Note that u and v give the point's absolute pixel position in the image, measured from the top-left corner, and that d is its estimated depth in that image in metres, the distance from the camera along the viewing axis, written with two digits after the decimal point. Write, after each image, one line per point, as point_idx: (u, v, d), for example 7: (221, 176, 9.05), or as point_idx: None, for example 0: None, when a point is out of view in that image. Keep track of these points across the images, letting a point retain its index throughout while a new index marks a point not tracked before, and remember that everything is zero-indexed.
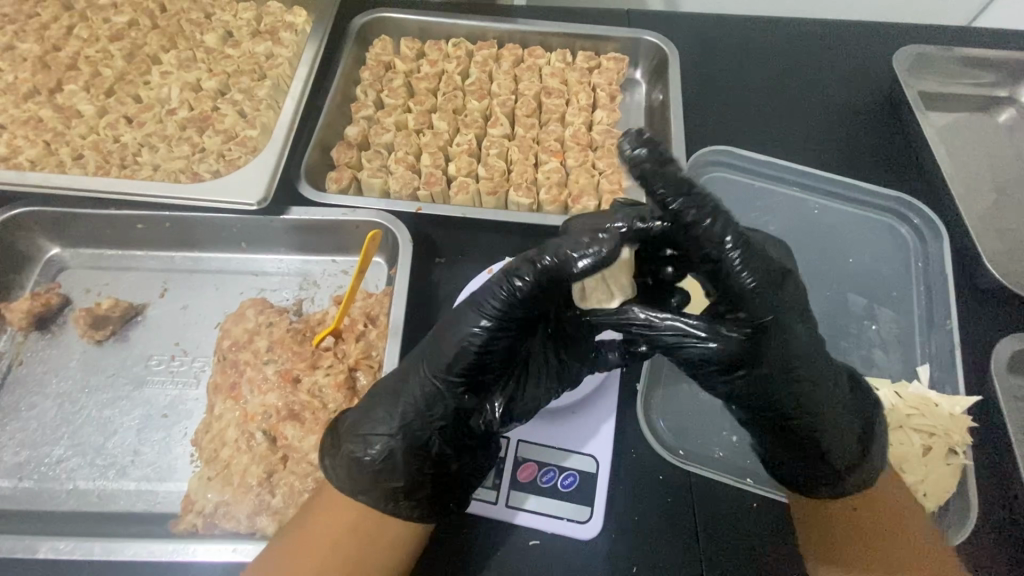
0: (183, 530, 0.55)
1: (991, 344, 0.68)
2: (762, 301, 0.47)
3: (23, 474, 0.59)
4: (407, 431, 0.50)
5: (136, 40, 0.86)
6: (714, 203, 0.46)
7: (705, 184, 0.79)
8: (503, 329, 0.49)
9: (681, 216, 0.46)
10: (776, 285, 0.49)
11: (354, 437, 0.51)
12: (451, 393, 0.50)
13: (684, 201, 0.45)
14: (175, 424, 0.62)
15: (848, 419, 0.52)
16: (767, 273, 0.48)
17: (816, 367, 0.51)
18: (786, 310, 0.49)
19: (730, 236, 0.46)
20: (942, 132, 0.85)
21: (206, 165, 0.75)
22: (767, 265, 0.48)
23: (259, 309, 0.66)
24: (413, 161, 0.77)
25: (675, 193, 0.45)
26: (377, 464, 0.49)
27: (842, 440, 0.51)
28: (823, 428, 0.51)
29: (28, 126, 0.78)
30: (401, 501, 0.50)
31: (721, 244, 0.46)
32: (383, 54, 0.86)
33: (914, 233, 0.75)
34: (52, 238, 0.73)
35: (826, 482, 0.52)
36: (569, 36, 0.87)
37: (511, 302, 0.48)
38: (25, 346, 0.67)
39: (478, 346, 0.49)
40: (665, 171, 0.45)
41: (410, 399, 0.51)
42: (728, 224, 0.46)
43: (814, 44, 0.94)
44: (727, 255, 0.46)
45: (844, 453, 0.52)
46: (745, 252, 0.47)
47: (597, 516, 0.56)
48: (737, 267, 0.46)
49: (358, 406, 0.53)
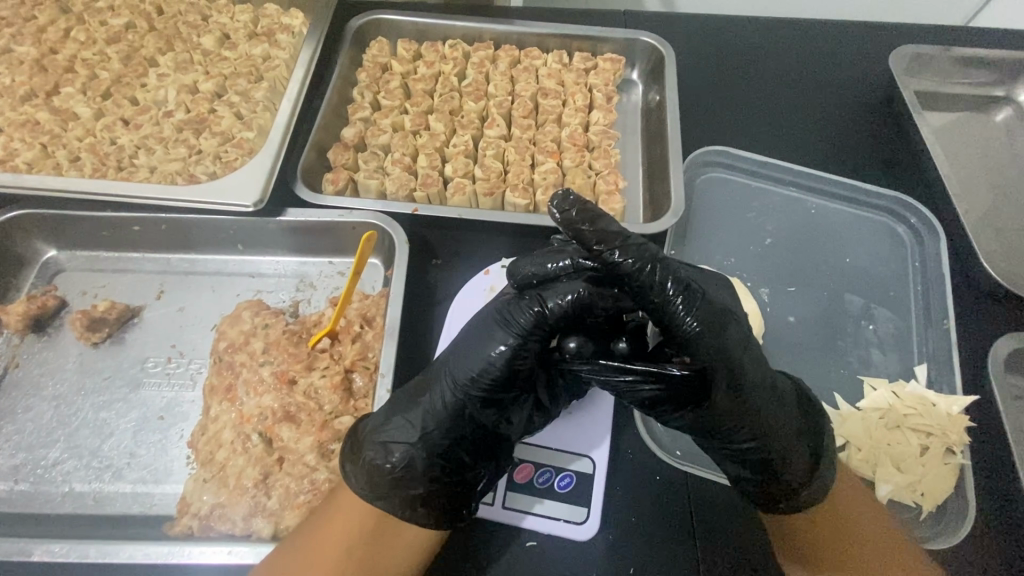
0: (179, 533, 0.55)
1: (989, 343, 0.67)
2: (706, 345, 0.46)
3: (19, 478, 0.59)
4: (428, 440, 0.50)
5: (133, 42, 0.86)
6: (651, 253, 0.45)
7: (701, 184, 0.79)
8: (526, 347, 0.49)
9: (618, 265, 0.45)
10: (723, 326, 0.47)
11: (372, 443, 0.51)
12: (473, 405, 0.51)
13: (626, 252, 0.45)
14: (171, 426, 0.62)
15: (801, 448, 0.51)
16: (712, 315, 0.46)
17: (771, 407, 0.49)
18: (734, 350, 0.47)
19: (670, 283, 0.45)
20: (939, 132, 0.85)
21: (203, 166, 0.75)
22: (712, 307, 0.47)
23: (255, 310, 0.66)
24: (409, 162, 0.77)
25: (610, 247, 0.45)
26: (397, 471, 0.49)
27: (794, 462, 0.51)
28: (783, 454, 0.50)
29: (25, 128, 0.78)
30: (418, 508, 0.50)
31: (662, 290, 0.45)
32: (379, 56, 0.87)
33: (911, 234, 0.75)
34: (49, 240, 0.73)
35: (779, 501, 0.52)
36: (565, 37, 0.87)
37: (538, 325, 0.48)
38: (22, 348, 0.67)
39: (502, 362, 0.49)
40: (597, 227, 0.45)
41: (428, 410, 0.51)
42: (665, 272, 0.46)
43: (811, 44, 0.94)
44: (669, 301, 0.45)
45: (794, 473, 0.51)
46: (687, 296, 0.45)
47: (594, 517, 0.55)
48: (680, 313, 0.45)
49: (378, 413, 0.53)
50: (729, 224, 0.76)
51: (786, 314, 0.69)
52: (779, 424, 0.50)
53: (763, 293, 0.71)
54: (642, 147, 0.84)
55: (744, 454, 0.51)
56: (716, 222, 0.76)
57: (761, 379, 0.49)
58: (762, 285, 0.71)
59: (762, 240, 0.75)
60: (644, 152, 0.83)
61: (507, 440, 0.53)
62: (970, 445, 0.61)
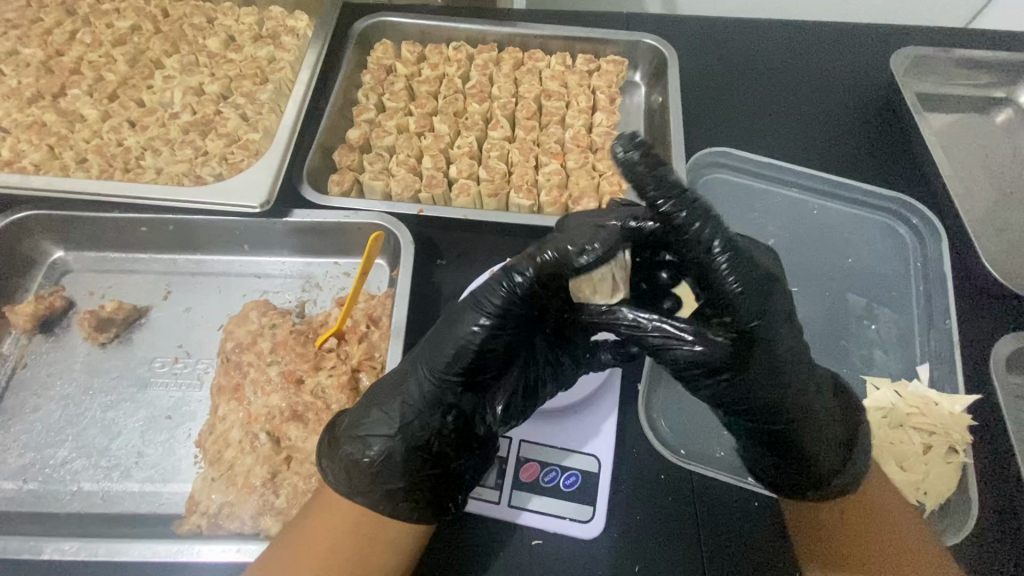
0: (187, 531, 0.55)
1: (990, 343, 0.68)
2: (749, 308, 0.44)
3: (27, 477, 0.60)
4: (406, 432, 0.50)
5: (139, 45, 0.87)
6: (703, 209, 0.44)
7: (704, 185, 0.79)
8: (502, 327, 0.48)
9: (670, 218, 0.44)
10: (766, 292, 0.45)
11: (351, 438, 0.51)
12: (450, 392, 0.50)
13: (672, 202, 0.44)
14: (179, 425, 0.62)
15: (831, 436, 0.52)
16: (755, 279, 0.45)
17: (804, 383, 0.49)
18: (776, 320, 0.46)
19: (720, 242, 0.44)
20: (940, 133, 0.86)
21: (209, 167, 0.76)
22: (756, 272, 0.45)
23: (262, 311, 0.67)
24: (414, 163, 0.77)
25: (667, 194, 0.44)
26: (376, 465, 0.50)
27: (826, 449, 0.51)
28: (818, 434, 0.51)
29: (32, 130, 0.78)
30: (400, 503, 0.50)
31: (709, 246, 0.44)
32: (384, 58, 0.87)
33: (913, 235, 0.75)
34: (56, 242, 0.73)
35: (808, 488, 0.53)
36: (569, 40, 0.88)
37: (510, 303, 0.47)
38: (29, 349, 0.67)
39: (478, 345, 0.48)
40: (655, 172, 0.44)
41: (405, 400, 0.51)
42: (716, 229, 0.44)
43: (813, 47, 0.94)
44: (715, 262, 0.44)
45: (823, 460, 0.51)
46: (734, 256, 0.44)
47: (599, 515, 0.56)
48: (725, 274, 0.44)
49: (355, 409, 0.54)
50: (732, 225, 0.76)
51: None
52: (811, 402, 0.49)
53: None
54: None
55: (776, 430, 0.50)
56: None
57: (801, 355, 0.48)
58: None
59: (764, 241, 0.75)
60: None
61: (488, 429, 0.52)
62: (972, 444, 0.61)
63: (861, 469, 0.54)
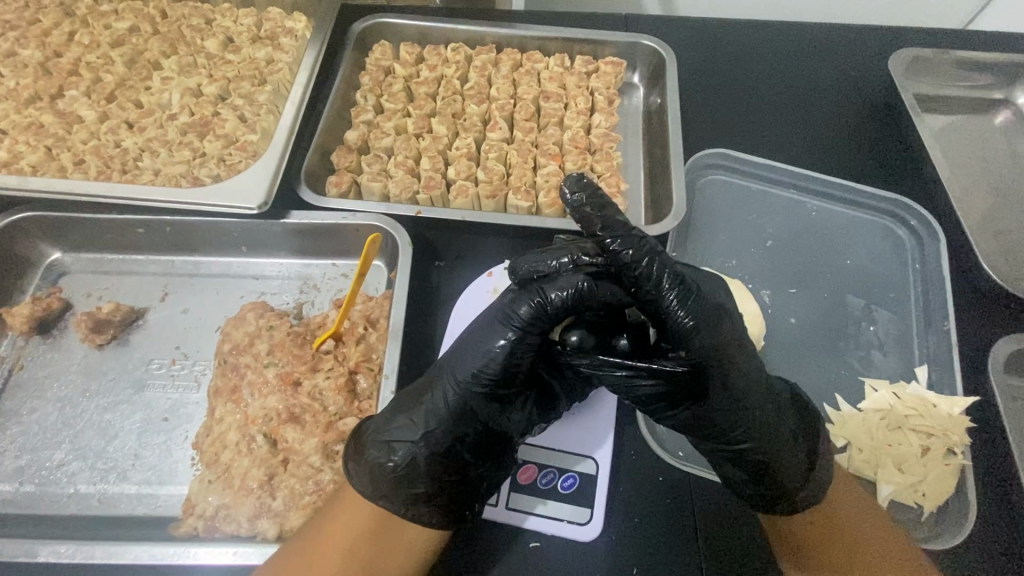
0: (184, 533, 0.55)
1: (988, 344, 0.68)
2: (702, 340, 0.46)
3: (24, 479, 0.60)
4: (428, 438, 0.51)
5: (136, 46, 0.87)
6: (649, 246, 0.45)
7: (702, 187, 0.79)
8: (524, 344, 0.49)
9: (618, 256, 0.45)
10: (718, 323, 0.47)
11: (376, 442, 0.51)
12: (474, 400, 0.51)
13: (620, 240, 0.45)
14: (175, 427, 0.62)
15: (800, 454, 0.52)
16: (706, 312, 0.46)
17: (756, 403, 0.49)
18: (731, 348, 0.47)
19: (667, 276, 0.45)
20: (939, 135, 0.86)
21: (207, 169, 0.75)
22: (707, 304, 0.47)
23: (259, 312, 0.67)
24: (412, 165, 0.77)
25: (612, 233, 0.45)
26: (400, 470, 0.50)
27: (791, 459, 0.51)
28: (779, 453, 0.51)
29: (30, 131, 0.78)
30: (421, 507, 0.50)
31: (656, 286, 0.45)
32: (382, 59, 0.87)
33: (911, 236, 0.75)
34: (53, 243, 0.73)
35: (778, 502, 0.52)
36: (567, 41, 0.88)
37: (537, 318, 0.48)
38: (26, 350, 0.67)
39: (502, 357, 0.49)
40: (605, 216, 0.45)
41: (432, 407, 0.51)
42: (662, 265, 0.45)
43: (811, 48, 0.94)
44: (663, 295, 0.45)
45: (790, 471, 0.51)
46: (682, 291, 0.46)
47: (598, 517, 0.56)
48: (674, 308, 0.45)
49: (382, 413, 0.54)
50: (730, 226, 0.76)
51: (787, 316, 0.70)
52: (772, 424, 0.50)
53: (765, 294, 0.71)
54: (643, 150, 0.84)
55: (737, 452, 0.51)
56: (718, 224, 0.76)
57: (755, 379, 0.49)
58: (763, 288, 0.72)
59: (763, 242, 0.75)
60: (645, 155, 0.83)
61: (509, 440, 0.53)
62: (971, 445, 0.61)
63: (825, 472, 0.53)
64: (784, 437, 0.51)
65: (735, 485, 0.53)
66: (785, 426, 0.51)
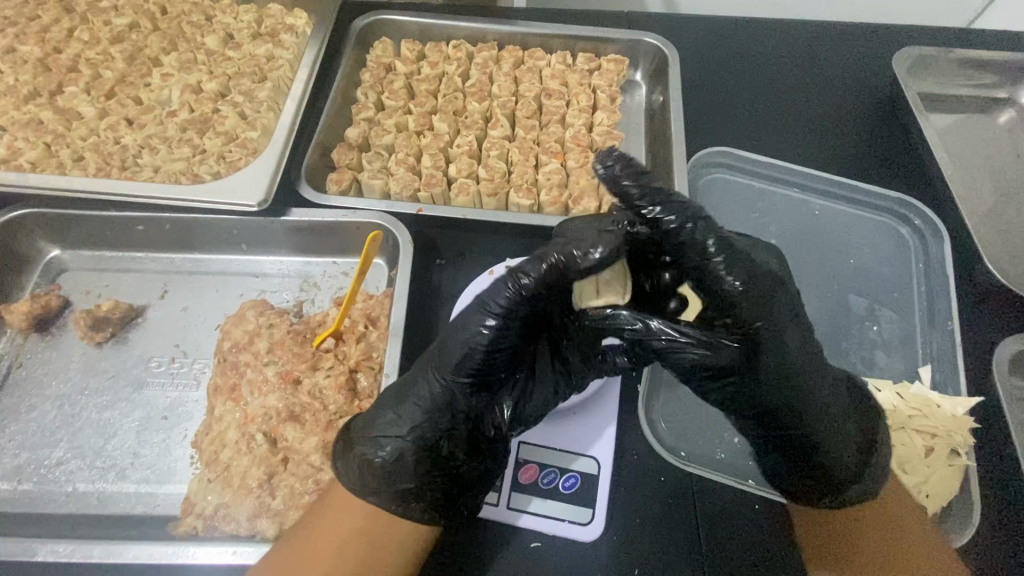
0: (184, 533, 0.55)
1: (993, 344, 0.67)
2: (744, 308, 0.49)
3: (22, 477, 0.59)
4: (417, 432, 0.50)
5: (136, 42, 0.86)
6: (692, 213, 0.49)
7: (705, 184, 0.79)
8: (506, 331, 0.49)
9: (660, 222, 0.49)
10: (770, 293, 0.49)
11: (364, 439, 0.51)
12: (460, 393, 0.51)
13: (660, 206, 0.49)
14: (175, 426, 0.62)
15: (840, 434, 0.53)
16: (756, 279, 0.49)
17: (808, 376, 0.51)
18: (782, 318, 0.50)
19: (712, 240, 0.48)
20: (943, 133, 0.85)
21: (206, 166, 0.75)
22: (758, 274, 0.49)
23: (259, 310, 0.66)
24: (413, 162, 0.77)
25: (650, 202, 0.49)
26: (388, 466, 0.49)
27: (842, 447, 0.53)
28: (827, 431, 0.53)
29: (29, 128, 0.78)
30: (412, 503, 0.50)
31: (705, 253, 0.49)
32: (383, 57, 0.87)
33: (915, 235, 0.75)
34: (52, 240, 0.73)
35: (825, 495, 0.53)
36: (569, 38, 0.87)
37: (512, 304, 0.48)
38: (25, 348, 0.67)
39: (483, 347, 0.49)
40: (642, 185, 0.50)
41: (416, 402, 0.51)
42: (709, 231, 0.49)
43: (815, 47, 0.94)
44: (711, 262, 0.48)
45: (838, 458, 0.53)
46: (730, 258, 0.48)
47: (598, 519, 0.55)
48: (723, 274, 0.48)
49: (368, 411, 0.54)
50: (731, 225, 0.76)
51: None
52: (826, 404, 0.52)
53: None
54: (646, 148, 0.84)
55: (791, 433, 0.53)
56: (719, 223, 0.76)
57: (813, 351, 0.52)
58: None
59: (765, 241, 0.75)
60: (647, 153, 0.83)
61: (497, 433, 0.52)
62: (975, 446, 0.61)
63: (875, 471, 0.54)
64: (825, 408, 0.52)
65: (778, 477, 0.56)
66: (834, 411, 0.53)
